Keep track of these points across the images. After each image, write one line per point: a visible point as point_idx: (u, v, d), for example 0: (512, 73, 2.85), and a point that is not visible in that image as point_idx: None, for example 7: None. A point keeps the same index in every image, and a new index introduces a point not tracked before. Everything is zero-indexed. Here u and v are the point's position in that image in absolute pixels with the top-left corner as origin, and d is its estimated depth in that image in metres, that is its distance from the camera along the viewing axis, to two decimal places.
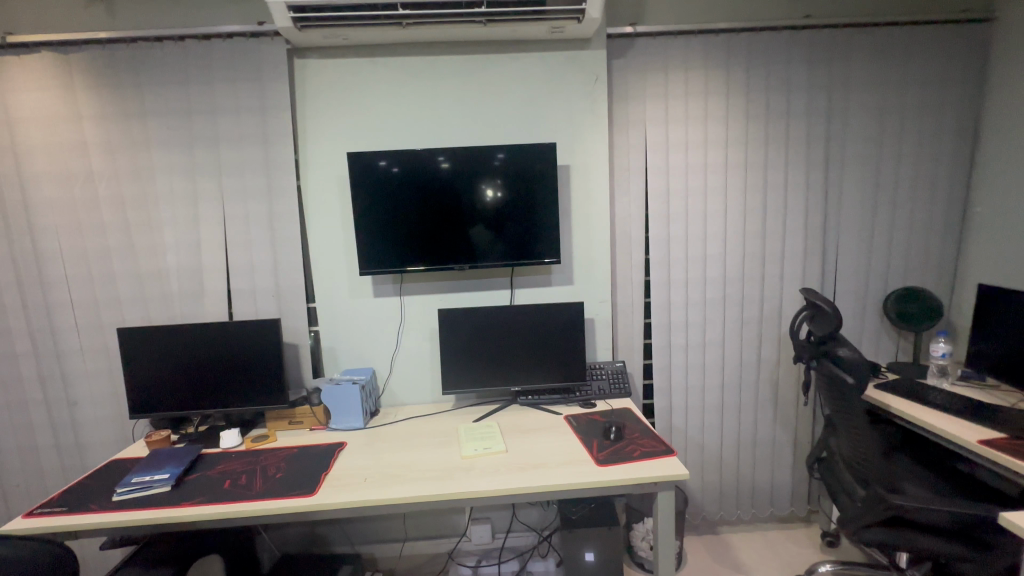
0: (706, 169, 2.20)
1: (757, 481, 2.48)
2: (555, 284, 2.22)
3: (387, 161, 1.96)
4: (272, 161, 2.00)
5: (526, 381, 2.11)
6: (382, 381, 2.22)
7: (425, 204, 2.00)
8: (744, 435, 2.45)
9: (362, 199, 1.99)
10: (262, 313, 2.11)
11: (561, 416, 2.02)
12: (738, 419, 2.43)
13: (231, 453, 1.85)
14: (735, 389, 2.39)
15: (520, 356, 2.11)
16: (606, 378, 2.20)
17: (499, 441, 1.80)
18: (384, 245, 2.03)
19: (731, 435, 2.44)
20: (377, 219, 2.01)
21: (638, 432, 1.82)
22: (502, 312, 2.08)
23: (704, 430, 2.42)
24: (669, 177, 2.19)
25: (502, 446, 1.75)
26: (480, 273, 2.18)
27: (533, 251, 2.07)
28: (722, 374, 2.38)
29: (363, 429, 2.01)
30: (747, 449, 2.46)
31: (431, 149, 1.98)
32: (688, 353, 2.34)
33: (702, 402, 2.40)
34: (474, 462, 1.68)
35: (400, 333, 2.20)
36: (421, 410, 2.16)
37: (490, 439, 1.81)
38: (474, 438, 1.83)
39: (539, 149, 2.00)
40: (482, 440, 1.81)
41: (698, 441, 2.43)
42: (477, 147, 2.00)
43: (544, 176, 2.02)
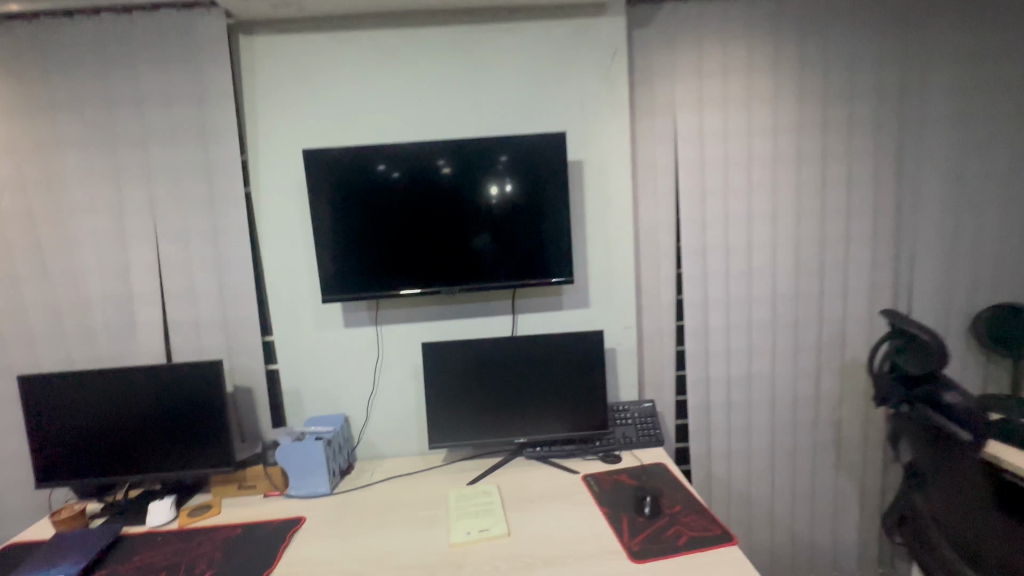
0: (751, 162, 1.79)
1: (815, 540, 2.04)
2: (566, 308, 1.81)
3: (385, 166, 1.59)
4: (213, 162, 1.62)
5: (533, 430, 1.70)
6: (357, 430, 1.82)
7: (427, 214, 1.63)
8: (801, 486, 2.01)
9: (348, 210, 1.61)
10: (207, 349, 1.71)
11: (577, 477, 1.60)
12: (792, 466, 1.99)
13: (158, 534, 1.45)
14: (788, 430, 1.96)
15: (525, 399, 1.70)
16: (632, 423, 1.78)
17: (501, 519, 1.38)
18: (372, 267, 1.64)
19: (784, 488, 2.00)
20: (364, 234, 1.63)
21: (680, 505, 1.39)
22: (502, 345, 1.69)
23: (750, 479, 1.99)
24: (705, 172, 1.78)
25: (505, 529, 1.34)
26: (475, 296, 1.79)
27: (539, 269, 1.68)
28: (772, 413, 1.95)
29: (329, 495, 1.60)
30: (804, 502, 2.02)
31: (441, 145, 1.60)
32: (730, 388, 1.92)
33: (747, 447, 1.97)
34: (466, 553, 1.27)
35: (378, 371, 1.80)
36: (404, 467, 1.75)
37: (489, 517, 1.39)
38: (468, 515, 1.41)
39: (545, 143, 1.62)
40: (478, 518, 1.39)
41: (743, 493, 2.00)
42: (467, 140, 1.61)
43: (552, 177, 1.63)
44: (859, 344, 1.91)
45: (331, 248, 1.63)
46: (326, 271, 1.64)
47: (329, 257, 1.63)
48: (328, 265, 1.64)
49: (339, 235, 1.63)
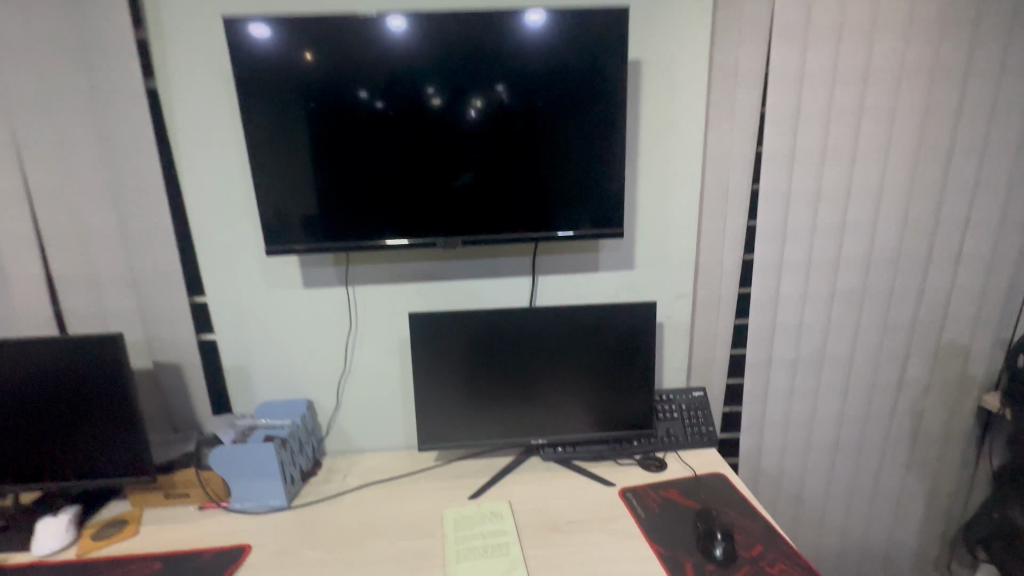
0: (867, 78, 1.30)
1: (868, 544, 1.75)
2: (601, 269, 1.37)
3: (367, 92, 1.10)
4: (98, 40, 1.09)
5: (553, 428, 1.32)
6: (325, 418, 1.42)
7: (423, 158, 1.15)
8: (862, 486, 1.69)
9: (312, 150, 1.13)
10: (114, 312, 1.25)
11: (614, 492, 1.23)
12: (855, 464, 1.66)
13: (44, 569, 1.06)
14: (858, 423, 1.61)
15: (546, 389, 1.30)
16: (678, 418, 1.40)
17: (520, 564, 1.01)
18: (346, 228, 1.17)
19: (843, 489, 1.68)
20: (335, 182, 1.15)
21: (763, 547, 1.03)
22: (519, 317, 1.26)
23: (804, 477, 1.66)
24: (804, 87, 1.29)
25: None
26: (481, 251, 1.33)
27: (572, 218, 1.22)
28: (842, 403, 1.58)
29: (285, 509, 1.22)
30: (862, 503, 1.71)
31: (442, 53, 1.10)
32: (796, 374, 1.54)
33: (806, 442, 1.62)
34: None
35: (352, 346, 1.37)
36: (386, 468, 1.36)
37: (502, 560, 1.02)
38: (473, 555, 1.04)
39: (588, 34, 1.12)
40: (488, 561, 1.02)
41: (794, 492, 1.68)
42: (465, 17, 1.09)
43: (596, 85, 1.15)
44: (961, 324, 1.52)
45: (286, 195, 1.15)
46: (278, 220, 1.16)
47: (283, 202, 1.15)
48: (282, 217, 1.16)
49: (298, 178, 1.14)
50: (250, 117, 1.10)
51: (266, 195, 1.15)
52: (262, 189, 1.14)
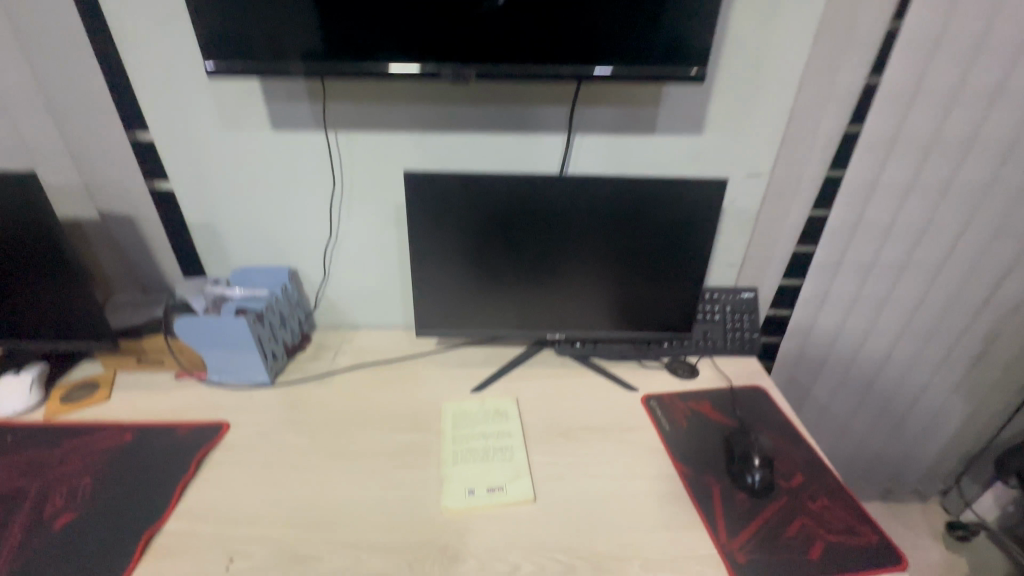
0: None
1: (887, 457, 1.68)
2: (658, 131, 1.05)
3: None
4: None
5: (575, 323, 1.14)
6: (314, 290, 1.24)
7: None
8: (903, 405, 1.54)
9: None
10: (44, 146, 1.02)
11: (637, 399, 1.08)
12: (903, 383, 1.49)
13: (10, 427, 0.98)
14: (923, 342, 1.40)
15: (571, 278, 1.09)
16: (719, 321, 1.20)
17: (524, 473, 0.90)
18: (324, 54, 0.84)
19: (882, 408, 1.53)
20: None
21: (805, 477, 0.89)
22: (548, 189, 0.99)
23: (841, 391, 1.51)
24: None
25: (530, 494, 0.86)
26: (505, 91, 1.00)
27: (636, 52, 0.85)
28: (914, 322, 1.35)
29: (268, 385, 1.10)
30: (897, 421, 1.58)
31: None
32: (868, 281, 1.29)
33: (855, 356, 1.43)
34: (468, 533, 0.80)
35: (340, 210, 1.13)
36: (381, 349, 1.22)
37: (505, 467, 0.91)
38: (472, 458, 0.92)
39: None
40: (489, 467, 0.91)
41: (825, 403, 1.54)
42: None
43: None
44: None
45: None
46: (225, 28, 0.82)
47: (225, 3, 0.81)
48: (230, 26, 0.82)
49: None
50: None
51: None
52: None
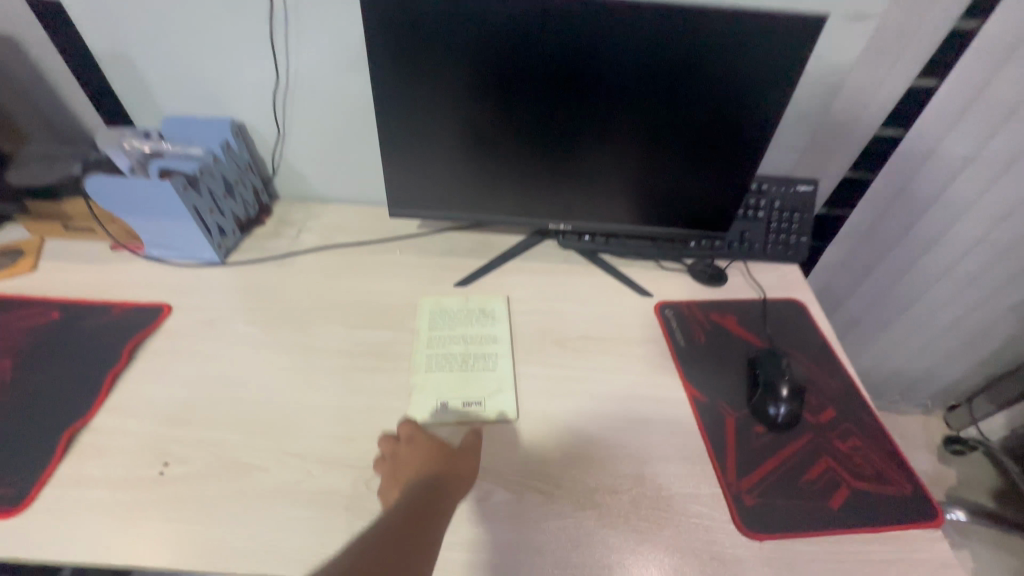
0: None
1: (909, 378, 1.55)
2: None
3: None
4: None
5: (586, 212, 0.93)
6: (270, 152, 1.02)
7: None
8: (951, 332, 1.35)
9: None
10: None
11: (649, 306, 0.92)
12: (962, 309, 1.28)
13: None
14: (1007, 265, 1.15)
15: (586, 153, 0.85)
16: (763, 220, 0.98)
17: (507, 386, 0.78)
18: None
19: (924, 329, 1.36)
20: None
21: (837, 413, 0.76)
22: (564, 18, 0.70)
23: (882, 308, 1.33)
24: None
25: (510, 413, 0.74)
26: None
27: None
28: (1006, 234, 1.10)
29: (218, 265, 0.94)
30: (938, 348, 1.41)
31: None
32: (964, 180, 1.03)
33: (913, 271, 1.22)
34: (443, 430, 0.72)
35: (287, 43, 0.85)
36: (353, 228, 1.04)
37: (486, 377, 0.78)
38: (449, 365, 0.80)
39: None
40: (467, 377, 0.78)
41: (857, 319, 1.38)
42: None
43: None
44: None
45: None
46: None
47: None
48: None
49: None
50: None
51: None
52: None
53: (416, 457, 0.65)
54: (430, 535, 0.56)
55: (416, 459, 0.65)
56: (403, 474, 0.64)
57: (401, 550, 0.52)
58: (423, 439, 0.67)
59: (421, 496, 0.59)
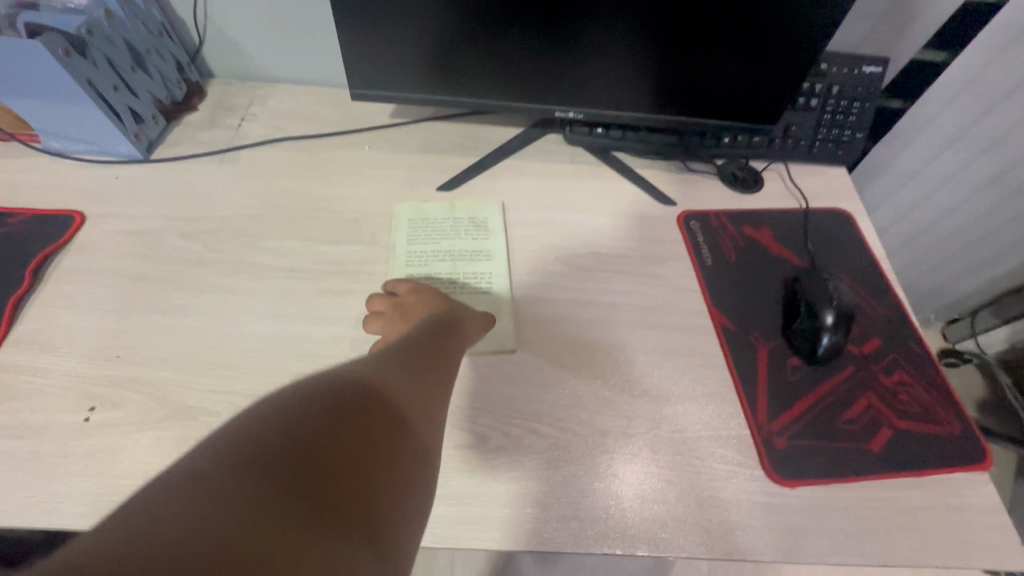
0: None
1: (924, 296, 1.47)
2: None
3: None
4: None
5: (602, 96, 0.74)
6: (192, 10, 0.78)
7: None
8: (989, 258, 1.22)
9: None
10: None
11: (672, 217, 0.77)
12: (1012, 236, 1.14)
13: None
14: None
15: (606, 9, 0.64)
16: (815, 110, 0.80)
17: (506, 312, 0.66)
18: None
19: (961, 248, 1.22)
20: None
21: (884, 344, 0.66)
22: None
23: (919, 223, 1.19)
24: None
25: (509, 344, 0.63)
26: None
27: None
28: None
29: (141, 161, 0.75)
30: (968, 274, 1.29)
31: None
32: None
33: (966, 181, 1.06)
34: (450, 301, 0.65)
35: None
36: (311, 117, 0.84)
37: (480, 302, 0.66)
38: (436, 288, 0.67)
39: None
40: (458, 303, 0.66)
41: (888, 232, 1.25)
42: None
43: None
44: None
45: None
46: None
47: None
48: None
49: None
50: None
51: None
52: None
53: (421, 308, 0.59)
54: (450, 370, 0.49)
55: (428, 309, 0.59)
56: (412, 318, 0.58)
57: (425, 372, 0.45)
58: (428, 292, 0.61)
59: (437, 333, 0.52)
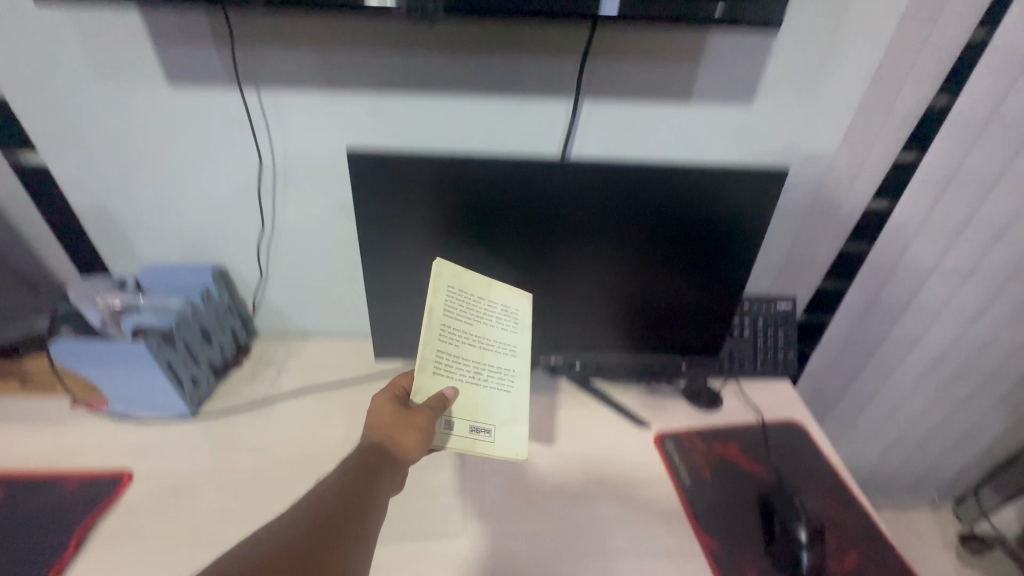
0: None
1: (922, 482, 1.48)
2: (693, 100, 0.78)
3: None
4: None
5: (580, 344, 0.91)
6: (252, 293, 1.00)
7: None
8: (956, 438, 1.31)
9: None
10: None
11: (650, 440, 0.88)
12: (965, 419, 1.25)
13: None
14: (997, 378, 1.14)
15: (575, 289, 0.85)
16: (751, 338, 0.98)
17: (523, 417, 0.70)
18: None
19: (928, 436, 1.30)
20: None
21: (861, 559, 0.71)
22: (547, 179, 0.74)
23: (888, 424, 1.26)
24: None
25: (521, 452, 0.68)
26: (501, 44, 0.73)
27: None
28: (994, 331, 1.05)
29: (189, 417, 0.88)
30: (944, 454, 1.36)
31: None
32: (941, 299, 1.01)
33: (914, 388, 1.17)
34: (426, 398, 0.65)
35: (276, 199, 0.87)
36: (337, 366, 1.00)
37: (501, 404, 0.69)
38: (463, 375, 0.67)
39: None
40: (482, 398, 0.68)
41: (868, 435, 1.29)
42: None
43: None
44: None
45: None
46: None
47: None
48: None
49: None
50: None
51: None
52: None
53: (382, 404, 0.67)
54: (371, 504, 0.57)
55: (386, 414, 0.65)
56: (375, 424, 0.65)
57: (333, 519, 0.54)
58: (372, 405, 0.68)
59: (371, 466, 0.60)
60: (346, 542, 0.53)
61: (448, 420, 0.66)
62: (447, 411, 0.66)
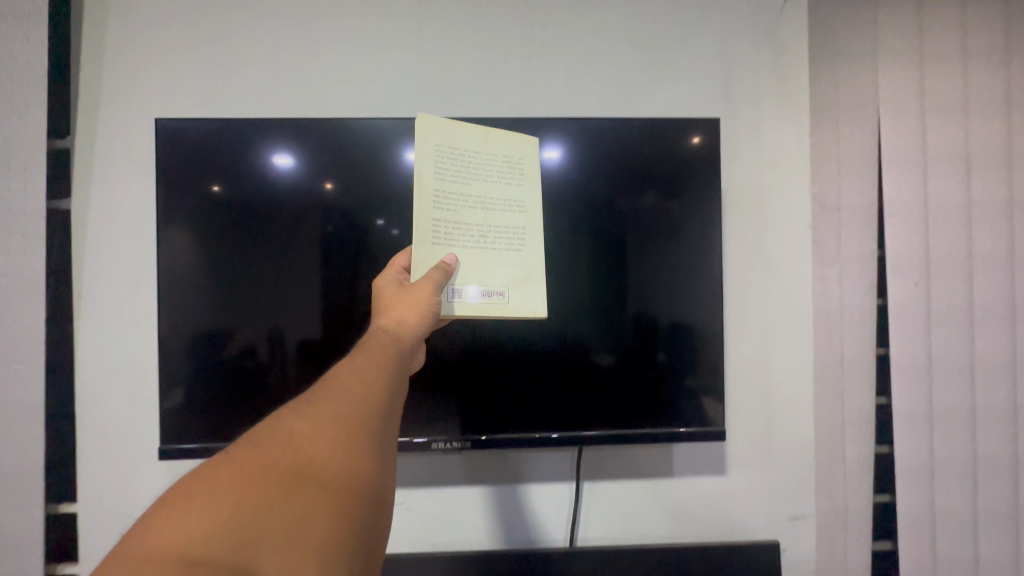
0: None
1: None
2: (676, 475, 0.95)
3: (220, 187, 0.84)
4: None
5: None
6: None
7: (363, 293, 0.86)
8: None
9: (269, 292, 0.85)
10: None
11: None
12: None
13: None
14: None
15: None
16: None
17: (537, 276, 0.68)
18: (260, 402, 0.85)
19: None
20: (245, 329, 0.85)
21: None
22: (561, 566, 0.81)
23: None
24: (928, 190, 0.92)
25: (539, 309, 0.66)
26: (508, 455, 0.93)
27: (600, 408, 0.88)
28: None
29: None
30: None
31: None
32: None
33: None
34: (427, 278, 0.62)
35: None
36: None
37: (511, 265, 0.67)
38: (467, 241, 0.66)
39: (626, 168, 0.89)
40: (489, 258, 0.66)
41: None
42: (396, 121, 0.88)
43: (624, 211, 0.89)
44: None
45: (183, 322, 0.84)
46: (172, 379, 0.83)
47: (190, 353, 0.84)
48: (184, 368, 0.84)
49: (231, 319, 0.85)
50: (200, 247, 0.84)
51: (171, 346, 0.84)
52: (168, 321, 0.83)
53: (386, 287, 0.68)
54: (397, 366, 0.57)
55: (393, 298, 0.65)
56: (382, 308, 0.65)
57: (359, 377, 0.53)
58: (377, 291, 0.69)
59: (382, 338, 0.59)
60: (383, 398, 0.52)
61: (455, 289, 0.64)
62: (450, 278, 0.64)
